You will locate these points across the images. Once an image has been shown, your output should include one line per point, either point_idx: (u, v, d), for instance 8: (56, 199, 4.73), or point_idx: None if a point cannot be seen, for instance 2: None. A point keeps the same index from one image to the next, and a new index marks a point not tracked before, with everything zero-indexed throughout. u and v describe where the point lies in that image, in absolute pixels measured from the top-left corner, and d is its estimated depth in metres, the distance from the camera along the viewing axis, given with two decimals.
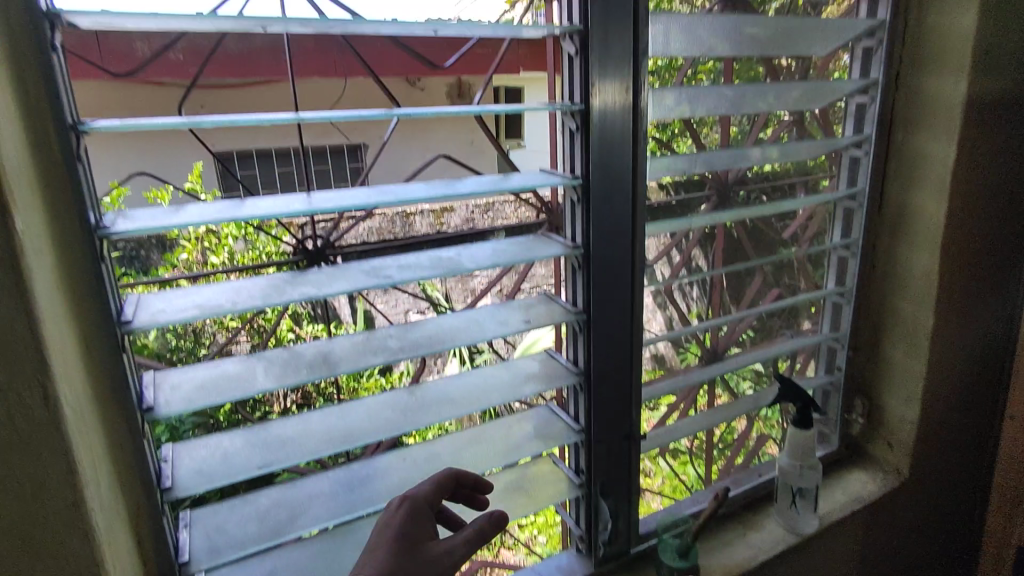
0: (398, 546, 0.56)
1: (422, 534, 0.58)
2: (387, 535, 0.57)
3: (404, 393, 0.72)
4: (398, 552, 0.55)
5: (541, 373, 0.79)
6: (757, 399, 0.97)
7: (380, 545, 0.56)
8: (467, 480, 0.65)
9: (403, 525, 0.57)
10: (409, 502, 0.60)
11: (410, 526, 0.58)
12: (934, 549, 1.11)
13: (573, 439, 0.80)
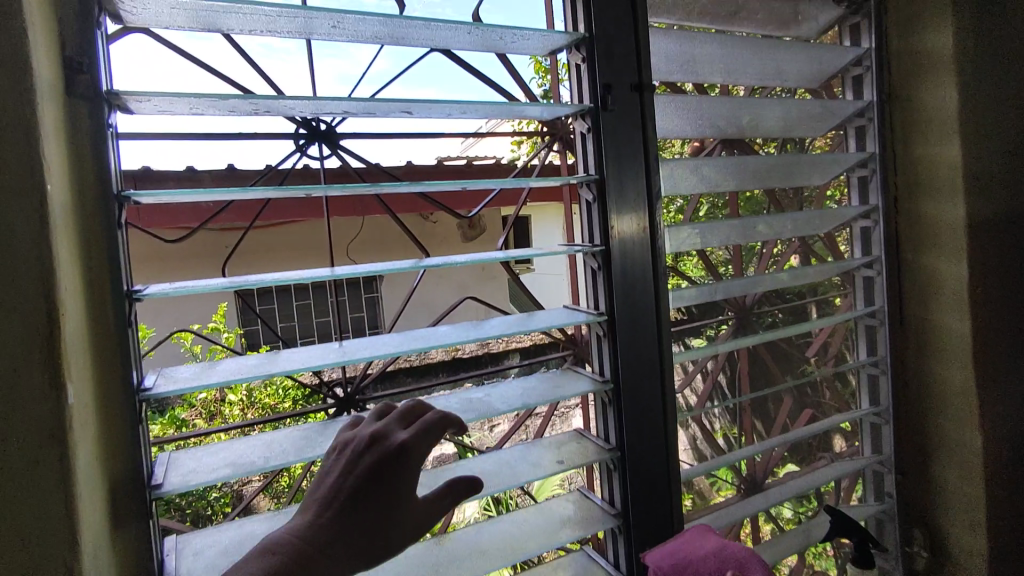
0: (338, 500, 0.47)
1: (370, 478, 0.48)
2: (320, 484, 0.49)
3: (434, 546, 0.68)
4: (338, 505, 0.47)
5: (577, 516, 0.75)
6: (806, 531, 0.92)
7: (317, 496, 0.48)
8: (449, 420, 0.53)
9: (345, 474, 0.49)
10: (349, 446, 0.51)
11: (349, 470, 0.49)
12: None
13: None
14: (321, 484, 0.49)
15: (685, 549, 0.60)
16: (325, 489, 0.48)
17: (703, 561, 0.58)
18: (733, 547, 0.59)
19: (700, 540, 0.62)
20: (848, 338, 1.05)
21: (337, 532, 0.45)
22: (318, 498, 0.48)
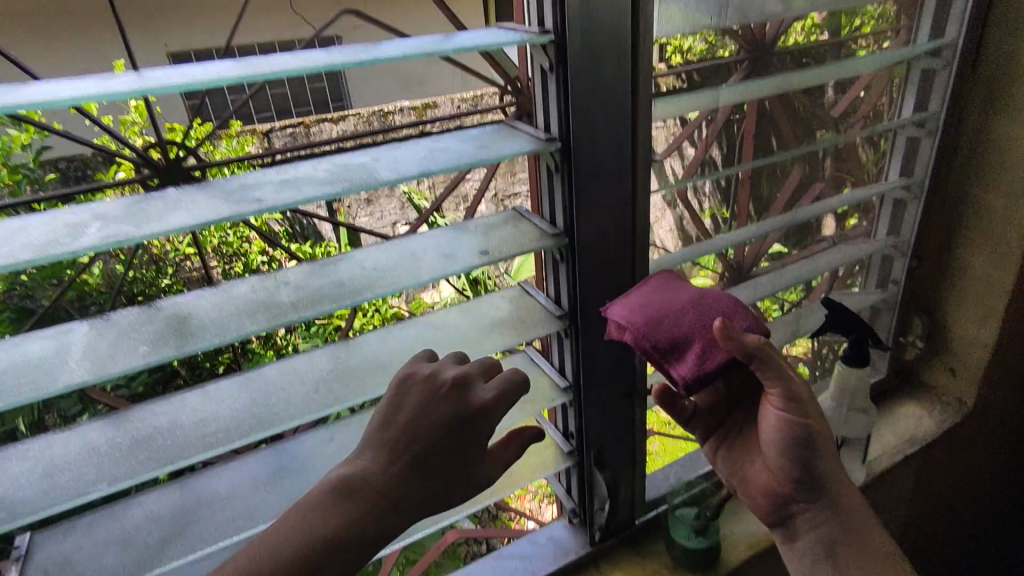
0: (409, 438, 0.41)
1: (450, 430, 0.42)
2: (384, 422, 0.42)
3: (329, 358, 0.54)
4: (412, 451, 0.41)
5: (511, 319, 0.58)
6: (795, 325, 0.78)
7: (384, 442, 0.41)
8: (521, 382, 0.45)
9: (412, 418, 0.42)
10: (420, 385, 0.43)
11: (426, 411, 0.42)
12: (987, 476, 0.97)
13: (558, 401, 0.61)
14: (395, 418, 0.42)
15: (659, 302, 0.49)
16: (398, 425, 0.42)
17: (683, 313, 0.48)
18: (706, 290, 0.51)
19: (668, 285, 0.52)
20: (891, 91, 0.74)
21: (409, 486, 0.40)
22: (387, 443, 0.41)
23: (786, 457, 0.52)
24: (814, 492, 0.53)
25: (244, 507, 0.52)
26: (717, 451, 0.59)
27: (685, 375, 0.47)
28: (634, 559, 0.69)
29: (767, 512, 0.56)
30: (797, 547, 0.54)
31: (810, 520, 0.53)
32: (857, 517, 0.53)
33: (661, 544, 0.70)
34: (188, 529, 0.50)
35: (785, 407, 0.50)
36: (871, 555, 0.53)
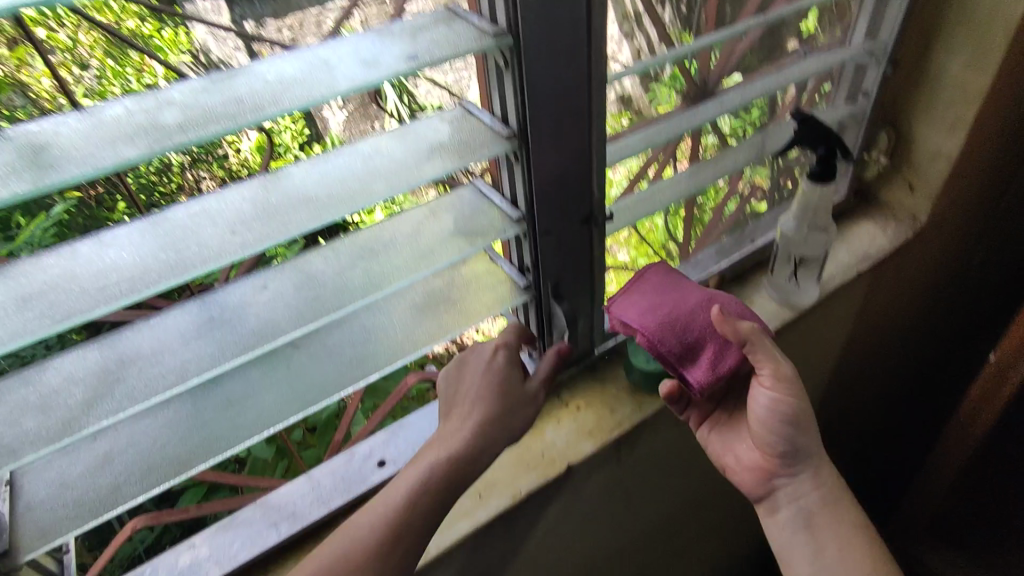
0: (465, 398, 0.58)
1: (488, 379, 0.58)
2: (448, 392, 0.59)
3: (244, 197, 0.45)
4: (466, 403, 0.57)
5: (453, 142, 0.50)
6: (761, 144, 0.73)
7: (450, 410, 0.58)
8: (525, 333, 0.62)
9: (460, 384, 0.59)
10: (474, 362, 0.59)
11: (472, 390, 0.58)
12: (941, 294, 0.98)
13: (511, 233, 0.57)
14: (449, 396, 0.59)
15: (671, 304, 0.58)
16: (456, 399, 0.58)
17: (693, 318, 0.58)
18: (710, 294, 0.60)
19: (671, 283, 0.60)
20: None
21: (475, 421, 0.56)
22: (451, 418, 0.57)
23: (774, 436, 0.61)
24: (794, 465, 0.62)
25: (173, 361, 0.47)
26: (712, 437, 0.67)
27: (697, 376, 0.57)
28: (593, 385, 0.70)
29: (755, 487, 0.64)
30: (779, 517, 0.64)
31: (791, 492, 0.63)
32: (830, 489, 0.62)
33: (620, 371, 0.71)
34: (112, 388, 0.45)
35: (778, 395, 0.58)
36: (839, 521, 0.62)
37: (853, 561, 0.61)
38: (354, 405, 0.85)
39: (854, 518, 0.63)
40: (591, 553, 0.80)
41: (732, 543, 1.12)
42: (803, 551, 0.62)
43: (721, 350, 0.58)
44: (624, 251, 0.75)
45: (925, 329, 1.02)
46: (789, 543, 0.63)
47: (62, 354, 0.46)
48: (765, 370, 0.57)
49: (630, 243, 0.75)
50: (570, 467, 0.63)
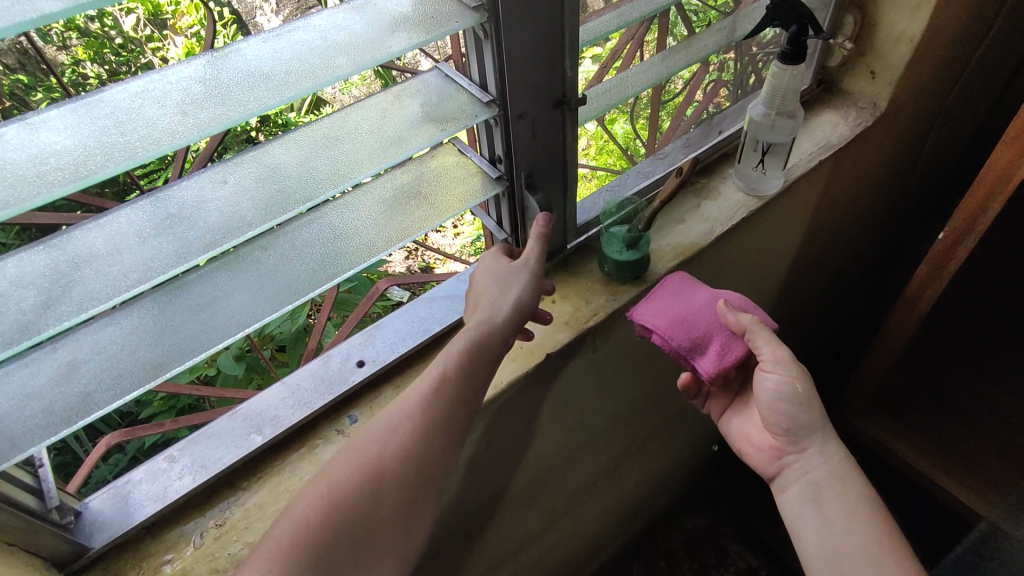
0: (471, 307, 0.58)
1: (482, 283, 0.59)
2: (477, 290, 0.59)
3: (191, 76, 0.41)
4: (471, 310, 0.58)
5: (417, 13, 0.47)
6: (731, 28, 0.71)
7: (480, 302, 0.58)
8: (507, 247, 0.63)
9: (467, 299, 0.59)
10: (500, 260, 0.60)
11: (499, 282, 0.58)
12: (891, 184, 1.02)
13: (482, 119, 0.54)
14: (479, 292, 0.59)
15: (681, 307, 0.62)
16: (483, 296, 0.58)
17: (700, 315, 0.62)
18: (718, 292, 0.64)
19: (685, 288, 0.64)
20: None
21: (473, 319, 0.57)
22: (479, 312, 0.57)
23: (779, 416, 0.62)
24: (798, 441, 0.62)
25: (132, 260, 0.44)
26: (730, 425, 0.71)
27: (707, 367, 0.61)
28: (567, 279, 0.71)
29: (767, 466, 0.66)
30: (788, 494, 0.63)
31: (799, 467, 0.62)
32: (840, 464, 0.61)
33: (593, 265, 0.72)
34: (68, 288, 0.42)
35: (778, 377, 0.60)
36: (846, 494, 0.60)
37: (859, 530, 0.58)
38: (322, 318, 0.84)
39: (862, 492, 0.60)
40: (566, 439, 0.85)
41: (694, 430, 1.20)
42: (812, 527, 0.60)
43: (726, 343, 0.61)
44: (584, 163, 0.73)
45: (873, 218, 1.06)
46: (799, 517, 0.61)
47: (4, 254, 0.41)
48: (769, 359, 0.60)
49: (589, 153, 0.73)
50: (549, 356, 0.65)
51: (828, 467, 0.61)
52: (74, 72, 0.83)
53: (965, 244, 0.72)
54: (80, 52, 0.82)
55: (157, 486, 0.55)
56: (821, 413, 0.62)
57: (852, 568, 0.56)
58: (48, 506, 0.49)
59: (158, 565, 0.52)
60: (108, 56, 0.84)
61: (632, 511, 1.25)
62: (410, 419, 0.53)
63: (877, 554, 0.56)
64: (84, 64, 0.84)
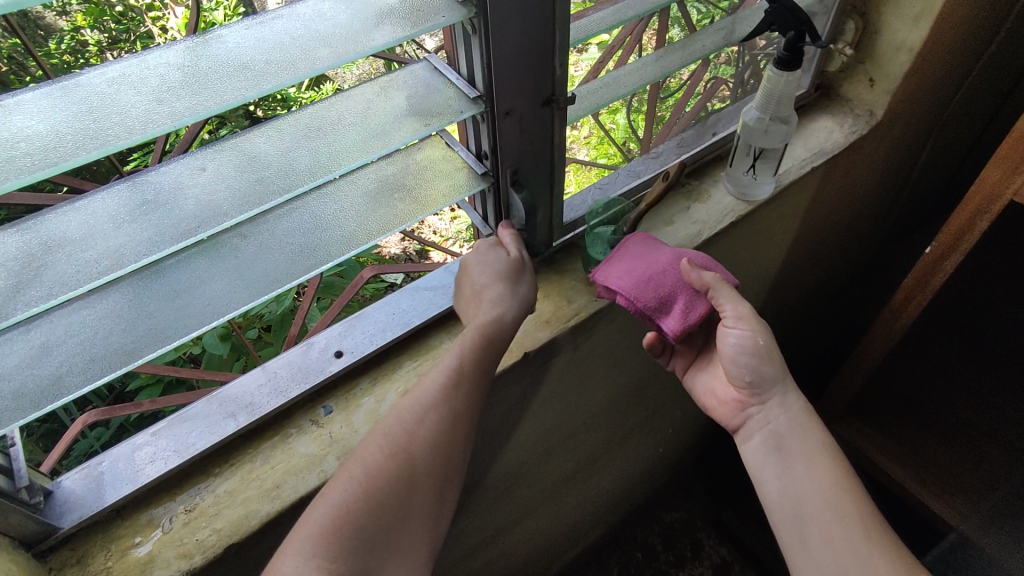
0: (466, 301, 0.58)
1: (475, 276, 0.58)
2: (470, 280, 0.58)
3: (169, 62, 0.40)
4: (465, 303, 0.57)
5: (404, 5, 0.45)
6: (729, 31, 0.70)
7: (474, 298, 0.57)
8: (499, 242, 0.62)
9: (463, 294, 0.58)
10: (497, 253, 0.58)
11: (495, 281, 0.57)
12: (885, 191, 1.01)
13: (468, 114, 0.53)
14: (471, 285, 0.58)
15: (646, 266, 0.61)
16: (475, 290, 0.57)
17: (665, 274, 0.61)
18: (681, 251, 0.64)
19: (649, 248, 0.63)
20: None
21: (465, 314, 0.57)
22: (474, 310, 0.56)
23: (741, 369, 0.63)
24: (760, 391, 0.64)
25: (106, 246, 0.43)
26: (695, 381, 0.71)
27: (671, 326, 0.61)
28: (551, 276, 0.70)
29: (731, 418, 0.67)
30: (752, 444, 0.64)
31: (762, 417, 0.64)
32: (799, 414, 0.63)
33: (577, 263, 0.72)
34: (39, 271, 0.42)
35: (740, 332, 0.61)
36: (808, 441, 0.62)
37: (820, 474, 0.60)
38: (305, 304, 0.83)
39: (823, 439, 0.62)
40: (544, 433, 0.85)
41: (676, 426, 1.20)
42: (775, 475, 0.62)
43: (690, 300, 0.61)
44: (584, 152, 0.72)
45: (866, 224, 1.06)
46: (763, 466, 0.63)
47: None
48: (732, 315, 0.60)
49: (590, 142, 0.72)
50: (527, 354, 0.65)
51: (790, 417, 0.63)
52: (72, 40, 0.72)
53: (951, 259, 0.72)
54: (79, 19, 0.72)
55: (129, 468, 0.55)
56: (780, 363, 0.63)
57: (814, 512, 0.59)
58: (18, 486, 0.49)
59: (126, 548, 0.52)
60: (109, 24, 0.75)
61: (610, 503, 1.26)
62: (427, 411, 0.52)
63: (838, 496, 0.59)
64: (83, 31, 0.73)
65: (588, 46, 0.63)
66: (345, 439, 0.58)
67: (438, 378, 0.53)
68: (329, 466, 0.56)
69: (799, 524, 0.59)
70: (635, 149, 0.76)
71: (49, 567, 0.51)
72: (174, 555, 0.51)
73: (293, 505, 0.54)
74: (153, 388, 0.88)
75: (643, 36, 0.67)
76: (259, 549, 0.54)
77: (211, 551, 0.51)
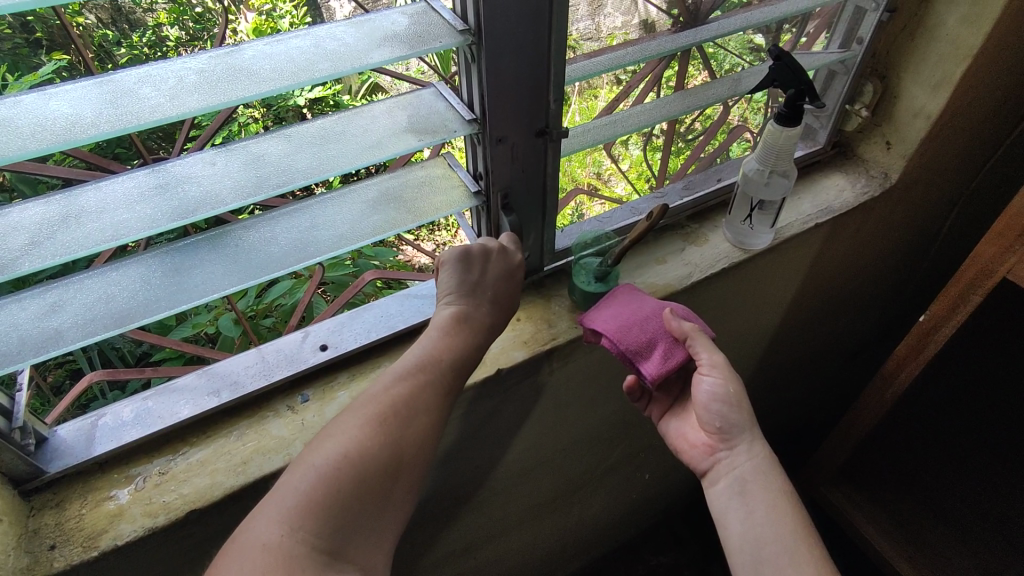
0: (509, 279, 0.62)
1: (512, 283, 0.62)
2: (507, 284, 0.60)
3: (190, 67, 0.45)
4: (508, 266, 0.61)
5: (407, 31, 0.50)
6: (736, 81, 0.71)
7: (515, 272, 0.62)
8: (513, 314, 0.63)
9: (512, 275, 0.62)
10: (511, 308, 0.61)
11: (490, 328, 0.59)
12: (902, 256, 1.00)
13: (461, 135, 0.57)
14: (501, 289, 0.60)
15: (630, 312, 0.63)
16: (484, 283, 0.60)
17: (648, 320, 0.62)
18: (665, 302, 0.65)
19: (634, 296, 0.65)
20: None
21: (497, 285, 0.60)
22: (463, 326, 0.57)
23: (711, 413, 0.63)
24: (729, 437, 0.64)
25: (113, 220, 0.48)
26: (668, 429, 0.70)
27: (649, 370, 0.61)
28: (538, 299, 0.73)
29: (699, 461, 0.66)
30: (717, 488, 0.63)
31: (729, 462, 0.63)
32: (765, 460, 0.63)
33: (565, 290, 0.74)
34: (54, 234, 0.47)
35: (716, 380, 0.61)
36: (769, 488, 0.61)
37: (780, 520, 0.59)
38: (308, 296, 0.86)
39: (784, 487, 0.62)
40: (522, 453, 0.86)
41: (667, 467, 1.19)
42: (736, 517, 0.61)
43: (670, 347, 0.62)
44: (621, 185, 0.78)
45: (881, 287, 1.04)
46: (726, 509, 0.62)
47: (10, 201, 0.46)
48: (707, 362, 0.61)
49: (627, 177, 0.77)
50: (500, 370, 0.67)
51: (757, 462, 0.62)
52: (153, 34, 0.80)
53: (943, 331, 0.73)
54: (162, 17, 0.79)
55: (116, 428, 0.59)
56: (750, 412, 0.64)
57: (771, 555, 0.58)
58: (13, 426, 0.53)
59: (100, 499, 0.56)
60: (188, 22, 0.81)
61: (594, 536, 1.25)
62: (377, 400, 0.53)
63: (795, 543, 0.58)
64: (165, 28, 0.81)
65: (629, 74, 0.67)
66: (314, 428, 0.61)
67: (403, 369, 0.55)
68: (296, 451, 0.59)
69: (755, 568, 0.58)
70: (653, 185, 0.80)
71: (30, 507, 0.55)
72: (140, 512, 0.55)
73: (256, 482, 0.57)
74: (176, 359, 0.92)
75: (664, 75, 0.70)
76: (219, 519, 0.58)
77: (174, 514, 0.55)
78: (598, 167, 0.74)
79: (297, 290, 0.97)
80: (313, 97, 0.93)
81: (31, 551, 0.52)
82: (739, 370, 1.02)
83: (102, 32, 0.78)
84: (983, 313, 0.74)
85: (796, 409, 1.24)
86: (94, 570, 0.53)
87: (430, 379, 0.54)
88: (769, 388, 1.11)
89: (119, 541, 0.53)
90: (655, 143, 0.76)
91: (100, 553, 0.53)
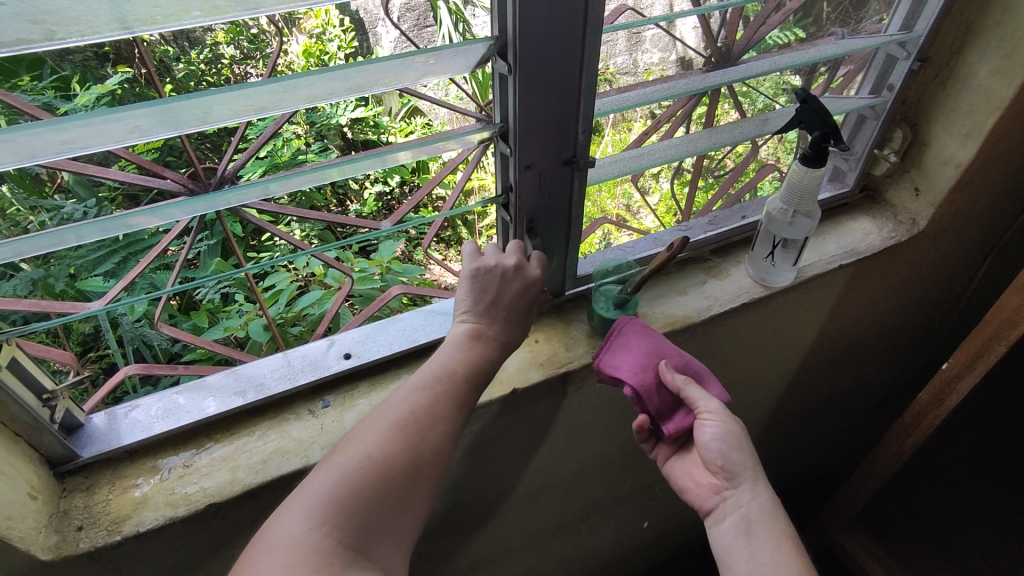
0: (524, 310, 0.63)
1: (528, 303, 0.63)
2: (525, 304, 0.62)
3: None
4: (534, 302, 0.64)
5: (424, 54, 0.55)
6: (763, 122, 0.72)
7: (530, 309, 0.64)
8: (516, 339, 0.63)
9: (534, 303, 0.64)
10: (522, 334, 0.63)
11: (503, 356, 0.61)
12: (928, 303, 0.99)
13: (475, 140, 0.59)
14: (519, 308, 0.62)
15: (654, 362, 0.63)
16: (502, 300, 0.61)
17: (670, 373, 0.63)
18: (679, 349, 0.65)
19: (649, 338, 0.64)
20: None
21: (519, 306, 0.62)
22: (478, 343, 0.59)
23: (714, 453, 0.62)
24: (734, 478, 0.63)
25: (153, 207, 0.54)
26: (673, 469, 0.68)
27: (671, 428, 0.63)
28: (556, 323, 0.75)
29: (703, 499, 0.65)
30: (722, 527, 0.63)
31: (734, 501, 0.63)
32: (770, 499, 0.62)
33: (584, 315, 0.76)
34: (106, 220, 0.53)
35: (736, 438, 0.62)
36: (776, 530, 0.61)
37: (785, 563, 0.59)
38: (335, 307, 0.89)
39: (788, 528, 0.61)
40: (534, 475, 0.86)
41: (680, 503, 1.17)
42: (742, 557, 0.60)
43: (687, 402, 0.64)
44: (650, 218, 0.80)
45: (906, 333, 1.03)
46: (730, 549, 0.61)
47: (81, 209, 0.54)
48: (706, 408, 0.61)
49: (656, 211, 0.80)
50: (516, 391, 0.68)
51: (761, 503, 0.62)
52: (210, 52, 0.82)
53: (966, 380, 0.74)
54: (220, 35, 0.80)
55: (145, 420, 0.62)
56: (753, 451, 0.63)
57: None
58: (48, 400, 0.56)
59: (127, 487, 0.59)
60: (244, 42, 0.84)
61: (601, 568, 1.23)
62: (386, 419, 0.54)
63: None
64: (220, 46, 0.83)
65: (659, 110, 0.69)
66: (332, 433, 0.64)
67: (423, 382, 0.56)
68: (313, 454, 0.61)
69: None
70: (677, 216, 0.82)
71: (62, 488, 0.58)
72: (163, 502, 0.57)
73: (273, 481, 0.59)
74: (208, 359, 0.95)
75: (692, 113, 0.72)
76: (236, 514, 0.60)
77: (194, 506, 0.57)
78: (627, 198, 0.77)
79: (326, 299, 1.00)
80: (355, 117, 0.99)
81: (60, 531, 0.55)
82: (758, 408, 1.01)
83: (163, 48, 0.79)
84: (1010, 367, 0.73)
85: (815, 453, 1.22)
86: (116, 553, 0.56)
87: (438, 396, 0.56)
88: (786, 428, 1.09)
89: (141, 528, 0.56)
90: (686, 177, 0.78)
91: (122, 538, 0.55)
